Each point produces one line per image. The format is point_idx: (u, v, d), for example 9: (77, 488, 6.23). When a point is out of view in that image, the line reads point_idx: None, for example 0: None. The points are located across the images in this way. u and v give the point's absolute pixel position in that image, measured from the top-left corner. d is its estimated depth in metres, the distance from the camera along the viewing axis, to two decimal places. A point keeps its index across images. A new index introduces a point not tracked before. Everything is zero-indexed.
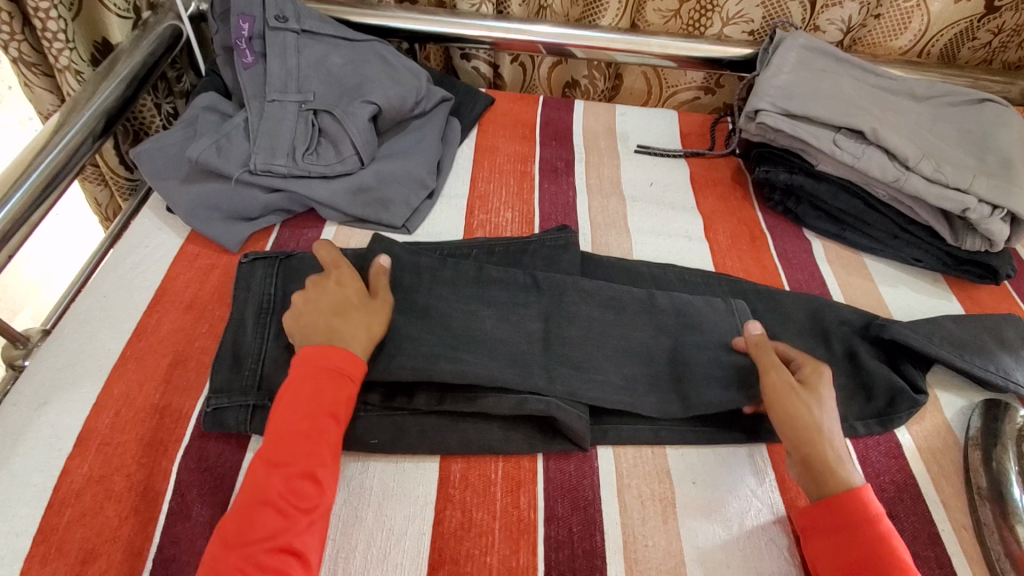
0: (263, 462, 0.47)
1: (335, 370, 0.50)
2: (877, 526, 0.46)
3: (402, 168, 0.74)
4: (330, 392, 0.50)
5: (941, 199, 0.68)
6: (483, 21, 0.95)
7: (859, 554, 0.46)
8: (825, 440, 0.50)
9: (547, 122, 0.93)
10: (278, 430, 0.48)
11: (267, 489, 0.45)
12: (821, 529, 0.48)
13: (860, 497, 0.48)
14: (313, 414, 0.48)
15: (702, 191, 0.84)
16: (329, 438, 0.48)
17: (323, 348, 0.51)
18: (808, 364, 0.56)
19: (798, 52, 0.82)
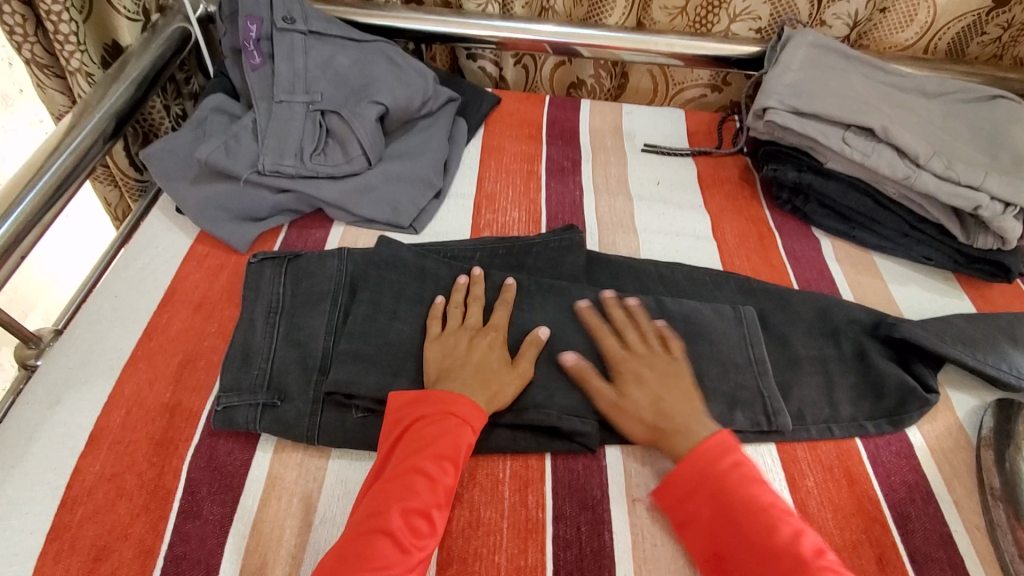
0: (386, 490, 0.47)
1: (459, 415, 0.51)
2: (733, 469, 0.50)
3: (409, 168, 0.74)
4: (452, 436, 0.50)
5: (953, 197, 0.68)
6: (489, 21, 0.95)
7: (733, 507, 0.48)
8: (670, 415, 0.54)
9: (553, 121, 0.93)
10: (400, 463, 0.49)
11: (385, 519, 0.45)
12: (685, 494, 0.50)
13: (702, 453, 0.51)
14: (434, 454, 0.49)
15: (710, 190, 0.84)
16: (447, 480, 0.48)
17: (454, 394, 0.52)
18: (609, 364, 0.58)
19: (806, 49, 0.81)
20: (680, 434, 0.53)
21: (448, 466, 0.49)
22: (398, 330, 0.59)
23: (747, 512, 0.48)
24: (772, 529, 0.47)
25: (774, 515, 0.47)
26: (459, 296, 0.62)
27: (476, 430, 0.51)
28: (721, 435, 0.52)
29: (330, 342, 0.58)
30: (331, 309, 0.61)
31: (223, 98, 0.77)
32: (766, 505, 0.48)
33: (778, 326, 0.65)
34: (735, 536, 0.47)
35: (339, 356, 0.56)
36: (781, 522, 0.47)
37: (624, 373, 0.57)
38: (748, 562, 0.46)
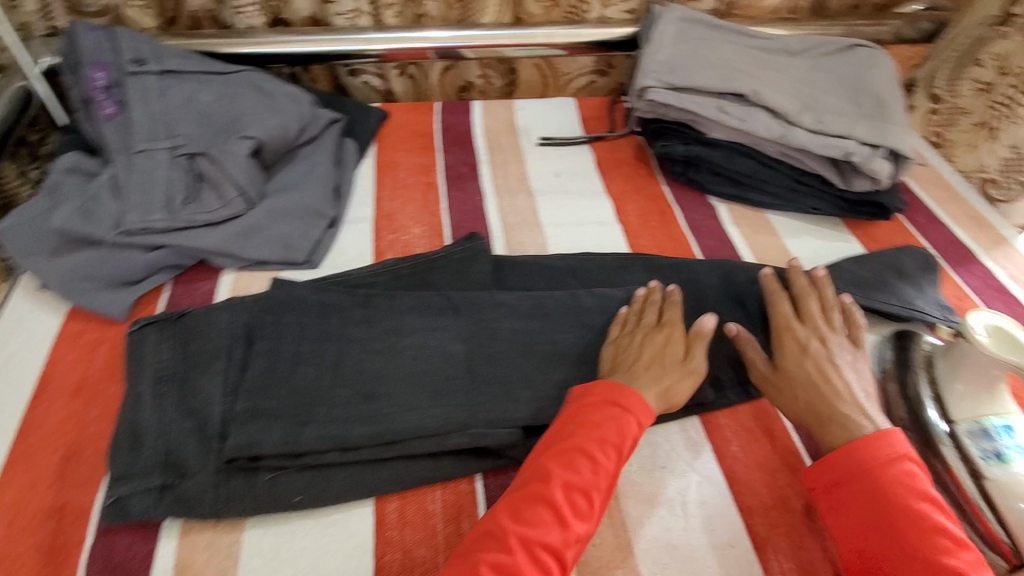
0: (550, 462, 0.48)
1: (622, 404, 0.51)
2: (899, 476, 0.46)
3: (296, 202, 0.71)
4: (614, 424, 0.50)
5: (826, 148, 0.71)
6: (362, 34, 0.93)
7: (898, 516, 0.44)
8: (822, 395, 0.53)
9: (446, 127, 0.91)
10: (569, 439, 0.49)
11: (548, 487, 0.46)
12: (835, 482, 0.48)
13: (884, 456, 0.47)
14: (601, 439, 0.49)
15: (608, 174, 0.84)
16: (608, 465, 0.48)
17: (620, 385, 0.53)
18: (784, 337, 0.58)
19: (676, 24, 0.83)
20: (822, 420, 0.52)
21: (611, 452, 0.48)
22: (302, 376, 0.55)
23: (905, 517, 0.44)
24: (932, 541, 0.43)
25: (938, 530, 0.43)
26: (641, 304, 0.62)
27: (639, 422, 0.51)
28: (889, 433, 0.48)
29: (228, 403, 0.54)
30: (225, 367, 0.56)
31: (77, 155, 0.70)
32: (928, 517, 0.44)
33: (688, 300, 0.67)
34: (876, 534, 0.45)
35: (238, 417, 0.52)
36: (946, 539, 0.43)
37: (789, 346, 0.57)
38: (884, 561, 0.44)
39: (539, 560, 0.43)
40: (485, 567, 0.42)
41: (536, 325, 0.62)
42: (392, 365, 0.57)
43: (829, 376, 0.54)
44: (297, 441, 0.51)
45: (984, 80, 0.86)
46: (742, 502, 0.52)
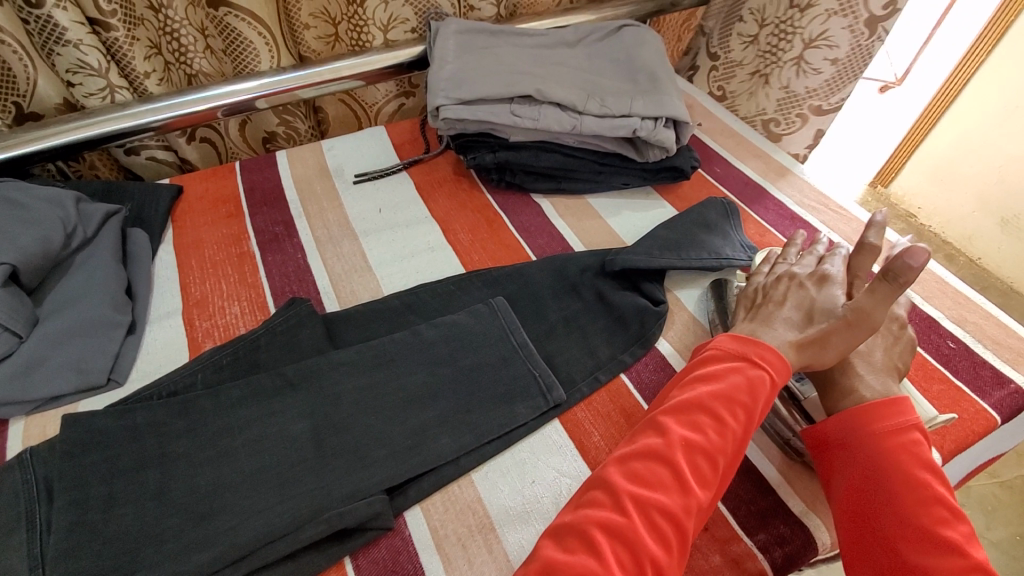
0: (673, 419, 0.50)
1: (755, 358, 0.54)
2: (908, 444, 0.49)
3: (80, 318, 0.62)
4: (742, 377, 0.52)
5: (615, 128, 0.75)
6: (126, 110, 0.82)
7: (897, 480, 0.48)
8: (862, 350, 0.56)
9: (252, 187, 0.84)
10: (758, 376, 0.53)
11: (669, 448, 0.48)
12: (842, 441, 0.51)
13: (893, 426, 0.50)
14: (729, 397, 0.51)
15: (431, 196, 0.83)
16: (735, 424, 0.50)
17: (752, 336, 0.56)
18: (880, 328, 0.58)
19: (454, 38, 0.83)
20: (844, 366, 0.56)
21: (758, 390, 0.52)
22: (121, 518, 0.49)
23: (903, 479, 0.48)
24: (926, 505, 0.46)
25: (935, 494, 0.47)
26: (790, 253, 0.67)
27: (774, 373, 0.53)
28: (903, 404, 0.52)
29: None
30: (26, 538, 0.48)
31: None
32: (929, 483, 0.47)
33: (529, 304, 0.68)
34: (869, 491, 0.49)
35: None
36: (940, 506, 0.46)
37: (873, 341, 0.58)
38: (876, 518, 0.48)
39: (653, 520, 0.44)
40: (594, 527, 0.44)
41: (379, 376, 0.59)
42: (228, 470, 0.52)
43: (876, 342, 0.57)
44: None
45: (748, 35, 1.01)
46: None
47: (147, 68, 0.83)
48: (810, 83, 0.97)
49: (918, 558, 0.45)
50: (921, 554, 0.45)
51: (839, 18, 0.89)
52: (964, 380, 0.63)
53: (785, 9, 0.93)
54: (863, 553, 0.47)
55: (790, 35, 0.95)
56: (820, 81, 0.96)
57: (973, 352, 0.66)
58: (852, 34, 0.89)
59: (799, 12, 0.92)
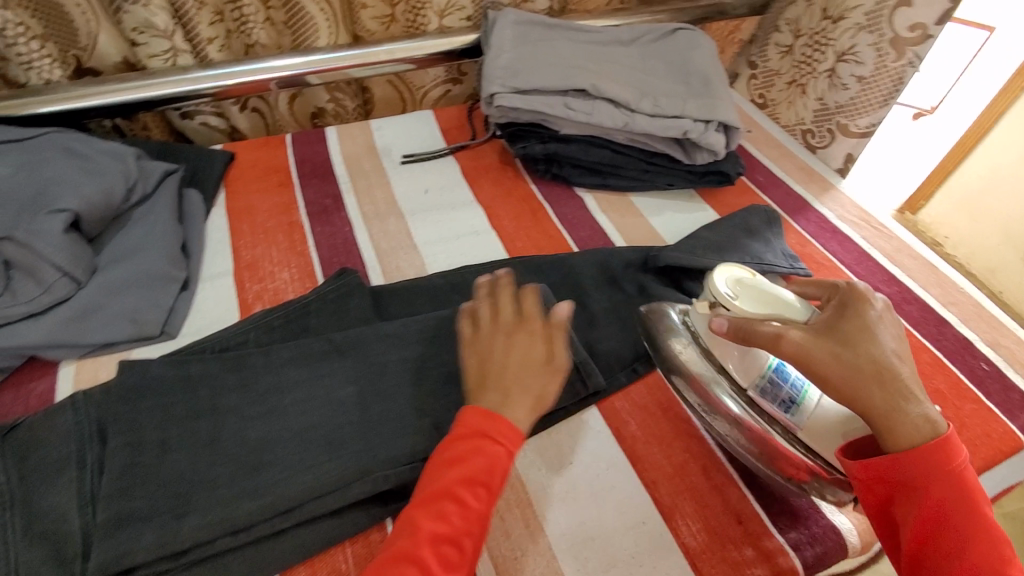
0: (415, 515, 0.44)
1: (493, 437, 0.47)
2: (965, 477, 0.44)
3: (137, 270, 0.64)
4: (482, 458, 0.46)
5: (666, 129, 0.77)
6: (186, 74, 0.84)
7: (966, 520, 0.43)
8: (889, 373, 0.47)
9: (302, 160, 0.86)
10: (498, 457, 0.46)
11: (415, 550, 0.42)
12: (905, 482, 0.44)
13: (950, 450, 0.44)
14: (470, 478, 0.45)
15: (477, 182, 0.85)
16: (480, 504, 0.45)
17: (486, 412, 0.48)
18: (854, 352, 0.47)
19: (512, 28, 0.84)
20: (891, 406, 0.46)
21: (500, 469, 0.46)
22: (174, 463, 0.50)
23: (971, 522, 0.43)
24: (993, 546, 0.42)
25: (995, 532, 0.43)
26: (484, 292, 0.56)
27: (511, 450, 0.47)
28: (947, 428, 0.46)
29: (87, 515, 0.47)
30: (79, 474, 0.50)
31: None
32: (989, 519, 0.43)
33: (570, 293, 0.69)
34: (945, 541, 0.43)
35: (100, 530, 0.46)
36: (1002, 544, 0.43)
37: (863, 365, 0.47)
38: (954, 573, 0.42)
39: None
40: None
41: (425, 348, 0.61)
42: (277, 427, 0.53)
43: (889, 356, 0.48)
44: (175, 536, 0.46)
45: (785, 45, 1.01)
46: (648, 477, 0.54)
47: (211, 34, 0.85)
48: (840, 98, 0.93)
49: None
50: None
51: (867, 32, 0.87)
52: (995, 402, 0.64)
53: (820, 20, 0.94)
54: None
55: (823, 46, 0.94)
56: (846, 97, 0.92)
57: (1006, 376, 0.66)
58: (879, 51, 0.86)
59: (831, 24, 0.92)
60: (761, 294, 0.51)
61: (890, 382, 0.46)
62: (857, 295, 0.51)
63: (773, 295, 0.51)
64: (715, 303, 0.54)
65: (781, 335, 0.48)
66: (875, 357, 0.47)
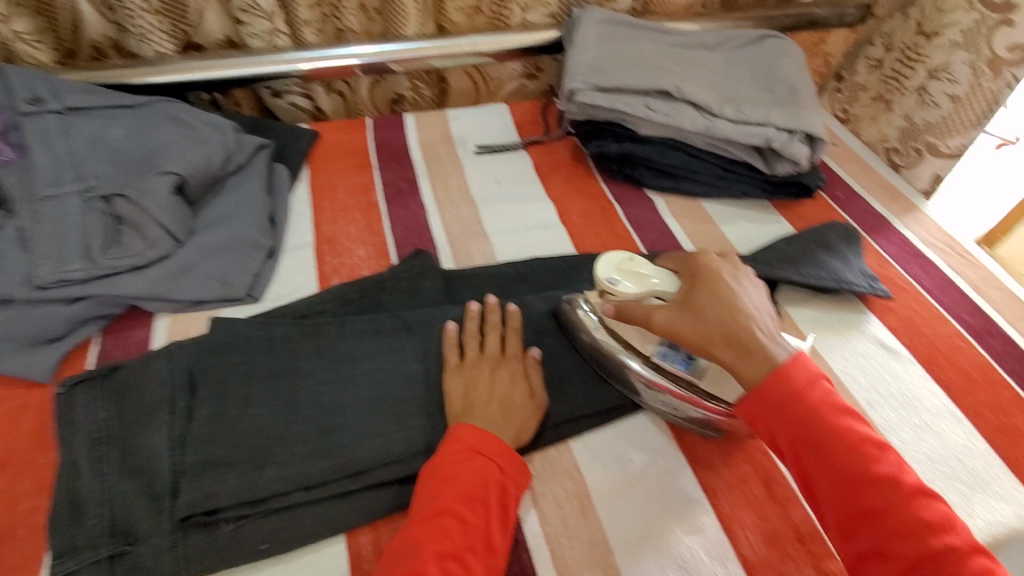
0: (418, 532, 0.45)
1: (484, 453, 0.50)
2: (822, 397, 0.47)
3: (229, 235, 0.68)
4: (477, 475, 0.48)
5: (749, 136, 0.76)
6: (282, 55, 0.90)
7: (830, 436, 0.46)
8: (739, 325, 0.50)
9: (381, 143, 0.89)
10: (490, 477, 0.49)
11: (419, 568, 0.42)
12: (768, 417, 0.48)
13: (804, 377, 0.48)
14: (466, 494, 0.47)
15: (548, 177, 0.85)
16: (478, 520, 0.46)
17: (475, 430, 0.51)
18: (708, 315, 0.51)
19: (597, 26, 0.84)
20: (745, 355, 0.49)
21: (495, 487, 0.48)
22: (255, 418, 0.53)
23: (838, 441, 0.45)
24: (865, 457, 0.44)
25: (865, 443, 0.45)
26: (474, 324, 0.60)
27: (502, 468, 0.50)
28: (798, 355, 0.49)
29: (176, 457, 0.51)
30: (170, 419, 0.53)
31: None
32: (856, 433, 0.45)
33: None
34: (819, 465, 0.45)
35: (188, 471, 0.49)
36: (875, 450, 0.45)
37: (713, 328, 0.51)
38: (835, 493, 0.45)
39: None
40: None
41: None
42: (350, 394, 0.56)
43: (740, 307, 0.52)
44: (254, 484, 0.49)
45: (875, 59, 0.98)
46: (708, 484, 0.54)
47: (308, 17, 0.89)
48: (930, 117, 0.90)
49: (892, 516, 0.42)
50: (894, 513, 0.42)
51: (963, 50, 0.85)
52: None
53: (912, 35, 0.91)
54: (852, 536, 0.43)
55: (914, 61, 0.91)
56: (936, 117, 0.89)
57: None
58: (973, 71, 0.84)
59: (925, 39, 0.89)
60: (636, 273, 0.56)
61: (742, 330, 0.50)
62: (707, 258, 0.55)
63: (643, 273, 0.56)
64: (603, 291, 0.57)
65: (651, 313, 0.53)
66: (726, 311, 0.51)
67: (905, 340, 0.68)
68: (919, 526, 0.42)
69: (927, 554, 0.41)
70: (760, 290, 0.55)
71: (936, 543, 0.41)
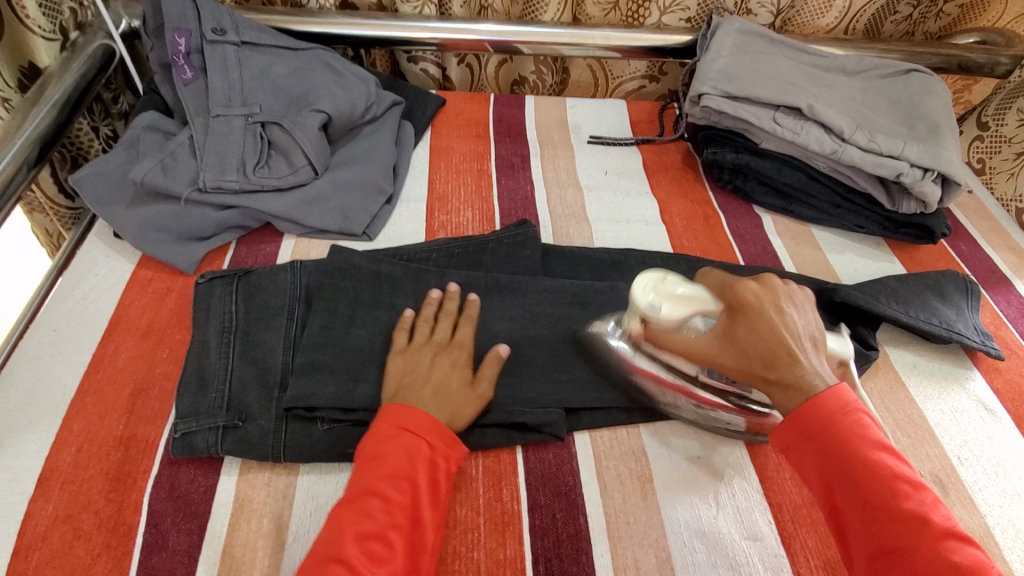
0: (341, 513, 0.45)
1: (411, 428, 0.49)
2: (859, 426, 0.44)
3: (358, 176, 0.74)
4: (405, 451, 0.48)
5: (877, 166, 0.73)
6: (427, 23, 0.93)
7: (865, 471, 0.42)
8: (786, 362, 0.48)
9: (500, 119, 0.93)
10: (418, 456, 0.48)
11: (338, 549, 0.43)
12: (801, 444, 0.45)
13: (839, 405, 0.45)
14: (390, 473, 0.47)
15: (656, 176, 0.86)
16: (403, 498, 0.46)
17: (401, 407, 0.50)
18: (756, 354, 0.49)
19: (734, 36, 0.84)
20: (797, 396, 0.46)
21: (422, 463, 0.48)
22: (356, 337, 0.58)
23: (870, 475, 0.42)
24: (895, 492, 0.42)
25: (899, 479, 0.42)
26: (431, 310, 0.60)
27: (433, 443, 0.49)
28: (838, 387, 0.46)
29: (288, 357, 0.57)
30: (287, 323, 0.59)
31: (156, 115, 0.73)
32: (890, 467, 0.43)
33: None
34: (848, 498, 0.43)
35: (297, 370, 0.55)
36: (907, 487, 0.42)
37: (760, 366, 0.49)
38: (863, 528, 0.42)
39: None
40: None
41: (581, 310, 0.63)
42: None
43: (783, 341, 0.49)
44: (351, 396, 0.54)
45: None
46: (773, 499, 0.53)
47: None
48: None
49: (920, 558, 0.39)
50: (924, 555, 0.39)
51: None
52: None
53: None
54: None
55: None
56: None
57: None
58: None
59: None
60: (673, 296, 0.53)
61: (785, 368, 0.47)
62: (742, 283, 0.52)
63: (679, 295, 0.53)
64: (642, 317, 0.54)
65: (689, 347, 0.52)
66: (770, 347, 0.48)
67: (1009, 405, 0.64)
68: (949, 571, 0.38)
69: None
70: (808, 310, 0.52)
71: None
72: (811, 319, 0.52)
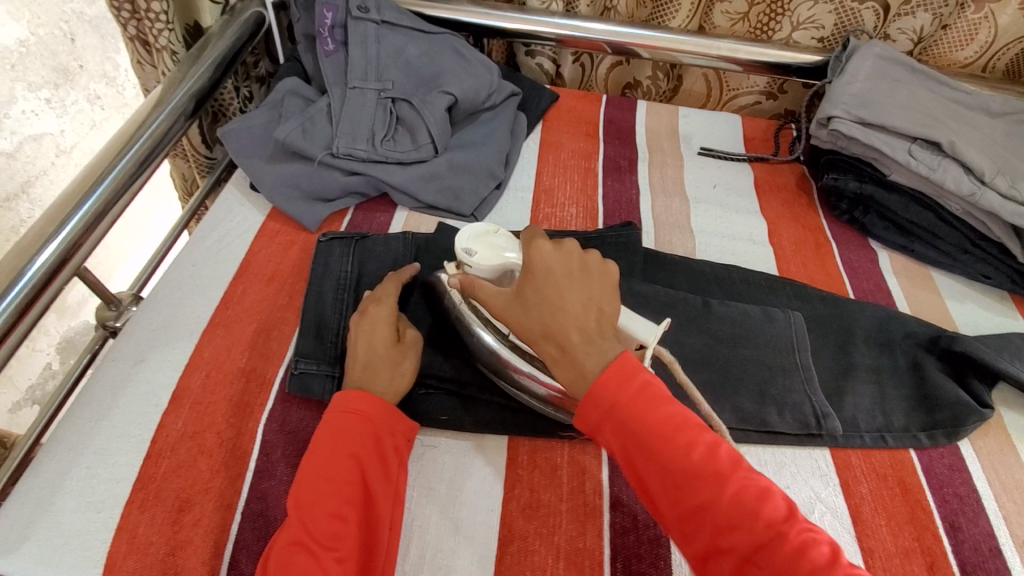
0: (292, 496, 0.47)
1: (354, 410, 0.50)
2: (646, 389, 0.42)
3: (473, 159, 0.77)
4: (353, 432, 0.49)
5: (1016, 216, 0.68)
6: (552, 18, 0.94)
7: (654, 435, 0.41)
8: (564, 333, 0.45)
9: (610, 120, 0.93)
10: (361, 434, 0.49)
11: (292, 531, 0.44)
12: (601, 421, 0.43)
13: (623, 370, 0.43)
14: (335, 454, 0.48)
15: (766, 197, 0.84)
16: (353, 475, 0.47)
17: (343, 393, 0.51)
18: (537, 324, 0.46)
19: (873, 61, 0.80)
20: (569, 367, 0.45)
21: (367, 439, 0.49)
22: None
23: (662, 440, 0.41)
24: (683, 450, 0.41)
25: (682, 436, 0.41)
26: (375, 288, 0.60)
27: (376, 419, 0.50)
28: (621, 359, 0.43)
29: None
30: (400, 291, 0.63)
31: (298, 82, 0.79)
32: (677, 426, 0.41)
33: (836, 335, 0.66)
34: (649, 471, 0.41)
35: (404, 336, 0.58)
36: (694, 441, 0.41)
37: (545, 336, 0.46)
38: (665, 495, 0.41)
39: None
40: None
41: (679, 321, 0.63)
42: None
43: (566, 314, 0.45)
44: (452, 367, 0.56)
45: None
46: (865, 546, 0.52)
47: None
48: None
49: (720, 509, 0.39)
50: (721, 510, 0.39)
51: None
52: None
53: None
54: (688, 536, 0.40)
55: None
56: None
57: None
58: None
59: None
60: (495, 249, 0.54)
61: (569, 342, 0.45)
62: (536, 245, 0.47)
63: (503, 251, 0.54)
64: (460, 264, 0.55)
65: (493, 312, 0.51)
66: (552, 320, 0.45)
67: None
68: (746, 515, 0.38)
69: (761, 542, 0.37)
70: (597, 281, 0.47)
71: (765, 530, 0.38)
72: (602, 290, 0.47)
